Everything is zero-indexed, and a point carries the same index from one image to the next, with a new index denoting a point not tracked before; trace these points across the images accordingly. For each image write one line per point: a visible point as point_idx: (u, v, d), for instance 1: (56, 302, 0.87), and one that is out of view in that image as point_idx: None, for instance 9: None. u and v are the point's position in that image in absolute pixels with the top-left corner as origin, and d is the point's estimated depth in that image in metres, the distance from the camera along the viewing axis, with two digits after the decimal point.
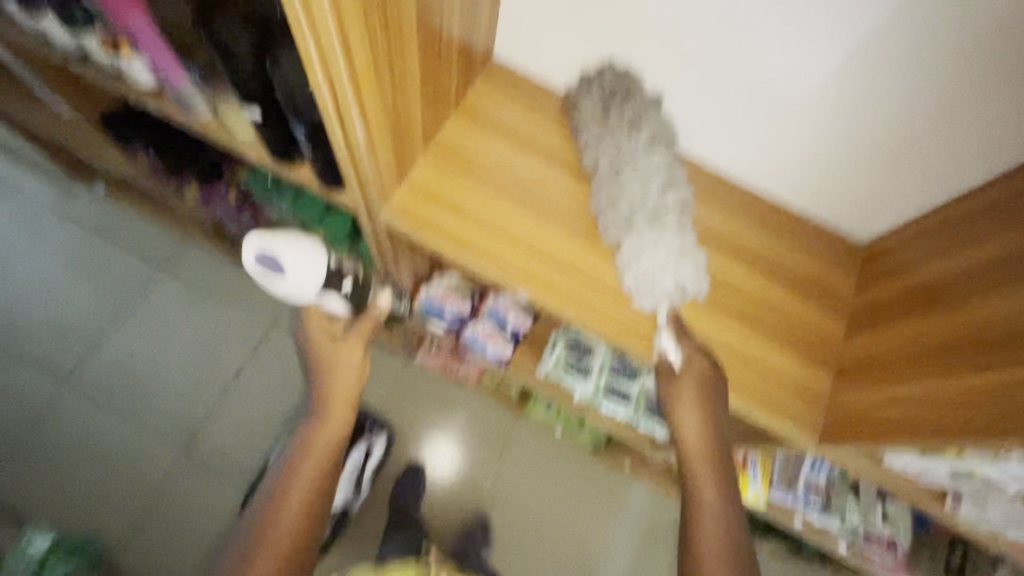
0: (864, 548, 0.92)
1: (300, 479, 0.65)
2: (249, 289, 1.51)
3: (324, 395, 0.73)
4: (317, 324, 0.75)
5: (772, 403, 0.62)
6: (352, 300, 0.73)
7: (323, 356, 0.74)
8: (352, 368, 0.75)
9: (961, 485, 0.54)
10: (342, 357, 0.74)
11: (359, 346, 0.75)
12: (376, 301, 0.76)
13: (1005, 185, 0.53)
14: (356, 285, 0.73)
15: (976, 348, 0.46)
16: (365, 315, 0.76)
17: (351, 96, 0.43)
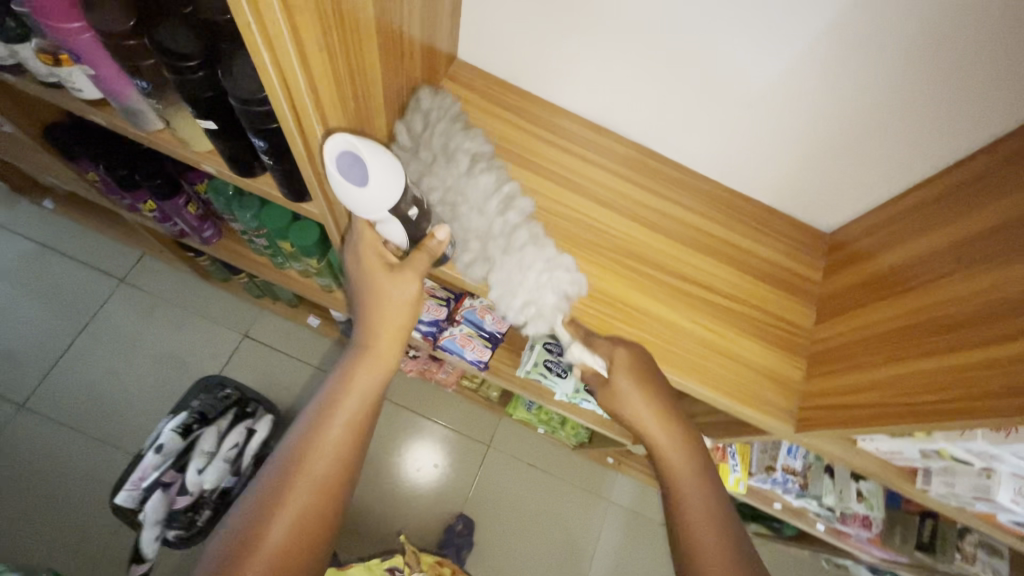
0: (841, 524, 0.98)
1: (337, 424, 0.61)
2: (215, 302, 1.46)
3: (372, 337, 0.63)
4: (370, 247, 0.60)
5: (749, 394, 0.62)
6: (411, 228, 0.58)
7: (374, 286, 0.61)
8: (409, 302, 0.62)
9: (931, 463, 0.56)
10: (396, 291, 0.61)
11: (416, 281, 0.61)
12: (431, 235, 0.60)
13: (961, 173, 0.55)
14: (421, 212, 0.58)
15: (947, 331, 0.48)
16: (420, 248, 0.60)
17: (310, 102, 0.42)
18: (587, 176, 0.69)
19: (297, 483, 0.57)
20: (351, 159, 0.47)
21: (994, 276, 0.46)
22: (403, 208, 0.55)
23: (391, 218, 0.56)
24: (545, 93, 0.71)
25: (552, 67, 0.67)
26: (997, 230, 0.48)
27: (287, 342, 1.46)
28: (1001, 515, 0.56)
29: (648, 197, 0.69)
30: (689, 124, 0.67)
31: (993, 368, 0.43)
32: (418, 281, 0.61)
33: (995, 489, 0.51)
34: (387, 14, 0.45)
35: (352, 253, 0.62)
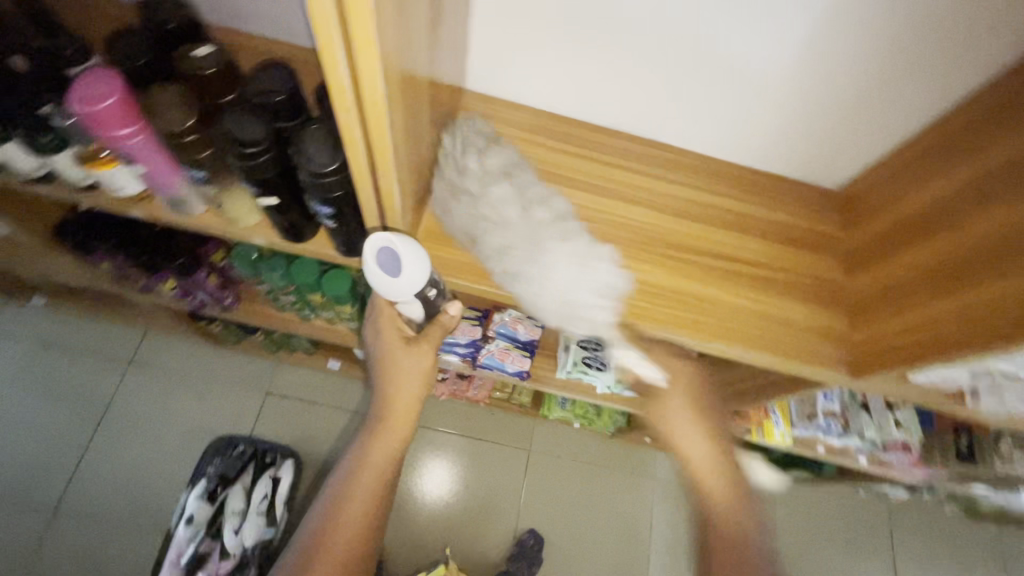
0: (884, 454, 1.04)
1: (360, 492, 0.67)
2: (232, 365, 1.45)
3: (387, 410, 0.70)
4: (389, 325, 0.68)
5: (804, 352, 0.67)
6: (429, 305, 0.64)
7: (390, 365, 0.69)
8: (420, 374, 0.70)
9: (979, 384, 0.62)
10: (407, 368, 0.69)
11: (427, 354, 0.69)
12: (444, 313, 0.67)
13: (959, 120, 0.61)
14: (438, 291, 0.63)
15: (983, 264, 0.53)
16: (434, 322, 0.68)
17: (393, 165, 0.42)
18: (612, 178, 0.72)
19: (331, 545, 0.65)
20: (388, 251, 0.54)
21: None
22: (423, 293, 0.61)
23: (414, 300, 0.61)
24: (556, 106, 0.74)
25: (563, 81, 0.70)
26: (1010, 166, 0.53)
27: (312, 391, 1.45)
28: None
29: (672, 187, 0.73)
30: (699, 113, 0.70)
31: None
32: (432, 352, 0.70)
33: None
34: (433, 63, 0.46)
35: (373, 335, 0.69)
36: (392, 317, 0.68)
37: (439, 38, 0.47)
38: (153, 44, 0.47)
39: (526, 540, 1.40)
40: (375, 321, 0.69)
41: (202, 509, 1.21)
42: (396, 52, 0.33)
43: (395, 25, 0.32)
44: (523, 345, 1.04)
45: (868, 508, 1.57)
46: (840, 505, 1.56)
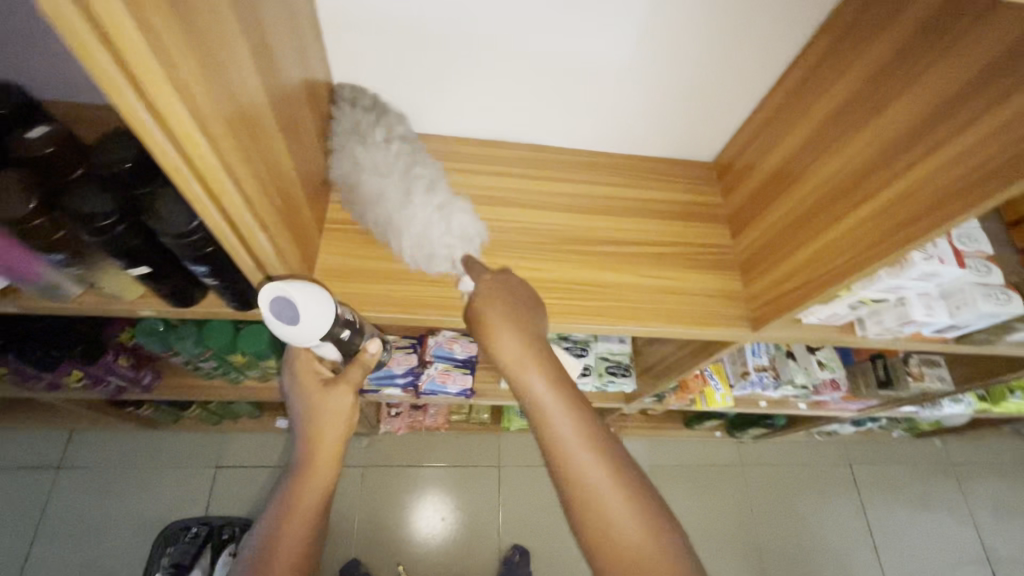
0: (817, 395, 1.11)
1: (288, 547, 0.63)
2: (173, 446, 1.38)
3: (309, 459, 0.67)
4: (308, 369, 0.68)
5: (707, 315, 0.70)
6: (347, 346, 0.60)
7: (311, 408, 0.67)
8: (345, 414, 0.68)
9: (861, 312, 0.67)
10: (330, 408, 0.67)
11: (349, 392, 0.68)
12: (363, 351, 0.67)
13: (791, 81, 0.66)
14: (353, 330, 0.60)
15: (838, 201, 0.57)
16: (354, 361, 0.67)
17: (244, 210, 0.42)
18: (501, 188, 0.74)
19: None
20: (286, 303, 0.51)
21: (873, 127, 0.54)
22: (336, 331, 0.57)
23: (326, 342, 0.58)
24: (436, 129, 0.75)
25: (431, 104, 0.71)
26: (837, 111, 0.59)
27: (264, 454, 1.39)
28: (923, 329, 0.68)
29: (558, 186, 0.76)
30: (572, 116, 0.73)
31: (880, 214, 0.52)
32: (352, 392, 0.68)
33: (911, 310, 0.64)
34: (277, 103, 0.47)
35: (291, 381, 0.69)
36: (310, 365, 0.68)
37: (281, 80, 0.47)
38: None
39: (512, 556, 1.38)
40: (292, 368, 0.69)
41: None
42: (199, 91, 0.34)
43: (188, 66, 0.32)
44: (462, 363, 1.05)
45: (824, 448, 1.66)
46: (799, 451, 1.65)
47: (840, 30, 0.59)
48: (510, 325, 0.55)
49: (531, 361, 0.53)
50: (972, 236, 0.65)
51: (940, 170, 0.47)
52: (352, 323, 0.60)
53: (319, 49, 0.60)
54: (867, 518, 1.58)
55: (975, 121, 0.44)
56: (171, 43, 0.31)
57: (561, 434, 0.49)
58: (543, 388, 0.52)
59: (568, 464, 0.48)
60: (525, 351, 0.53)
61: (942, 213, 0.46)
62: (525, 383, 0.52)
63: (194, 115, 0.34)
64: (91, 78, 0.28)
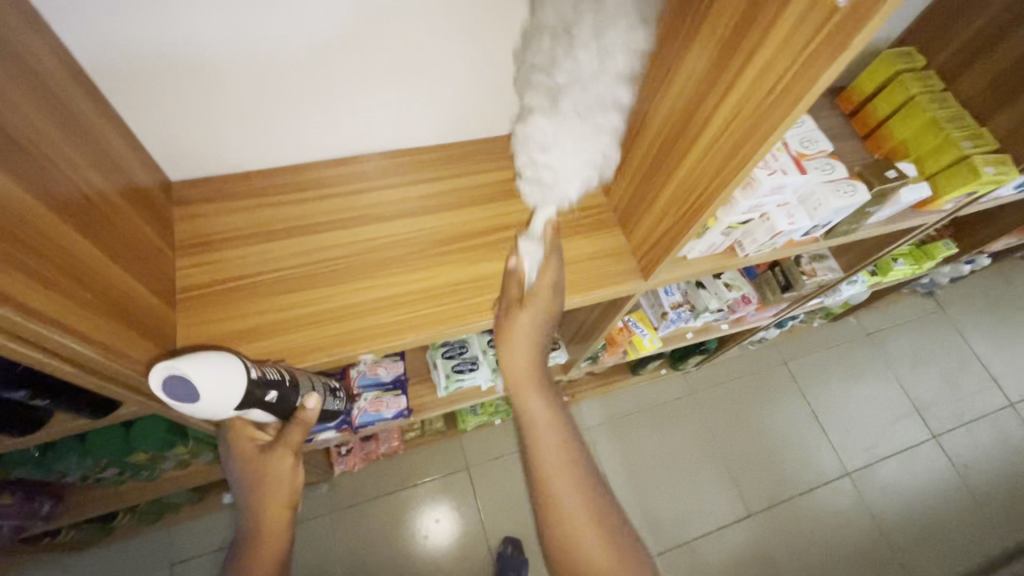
0: (734, 313, 1.17)
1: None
2: (116, 559, 1.26)
3: (257, 521, 0.63)
4: (241, 437, 0.61)
5: (600, 276, 0.71)
6: (279, 405, 0.59)
7: (249, 476, 0.62)
8: (286, 479, 0.63)
9: (735, 235, 0.70)
10: (271, 473, 0.62)
11: (289, 456, 0.61)
12: (303, 409, 0.61)
13: None
14: (282, 388, 0.58)
15: (679, 139, 0.58)
16: (294, 421, 0.61)
17: (22, 317, 0.37)
18: (367, 205, 0.70)
19: None
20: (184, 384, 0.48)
21: (686, 64, 0.54)
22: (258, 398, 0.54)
23: (250, 408, 0.56)
24: (279, 158, 0.70)
25: (262, 137, 0.66)
26: (652, 56, 0.59)
27: (220, 536, 1.30)
28: (794, 235, 0.71)
29: (425, 186, 0.73)
30: (417, 113, 0.70)
31: (713, 145, 0.54)
32: (294, 453, 0.62)
33: (776, 222, 0.66)
34: (43, 189, 0.41)
35: (227, 449, 0.63)
36: (243, 432, 0.61)
37: (45, 161, 0.41)
38: None
39: (505, 550, 1.38)
40: (225, 434, 0.62)
41: None
42: None
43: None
44: (391, 385, 1.02)
45: (759, 355, 1.77)
46: (739, 364, 1.75)
47: None
48: (534, 321, 0.62)
49: (540, 390, 0.65)
50: (811, 138, 0.68)
51: (746, 95, 0.48)
52: (276, 384, 0.57)
53: (101, 106, 0.53)
54: (812, 406, 1.71)
55: (759, 42, 0.45)
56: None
57: (543, 450, 0.63)
58: (544, 413, 0.64)
59: (552, 473, 0.62)
60: (533, 374, 0.65)
61: (761, 133, 0.48)
62: (526, 403, 0.64)
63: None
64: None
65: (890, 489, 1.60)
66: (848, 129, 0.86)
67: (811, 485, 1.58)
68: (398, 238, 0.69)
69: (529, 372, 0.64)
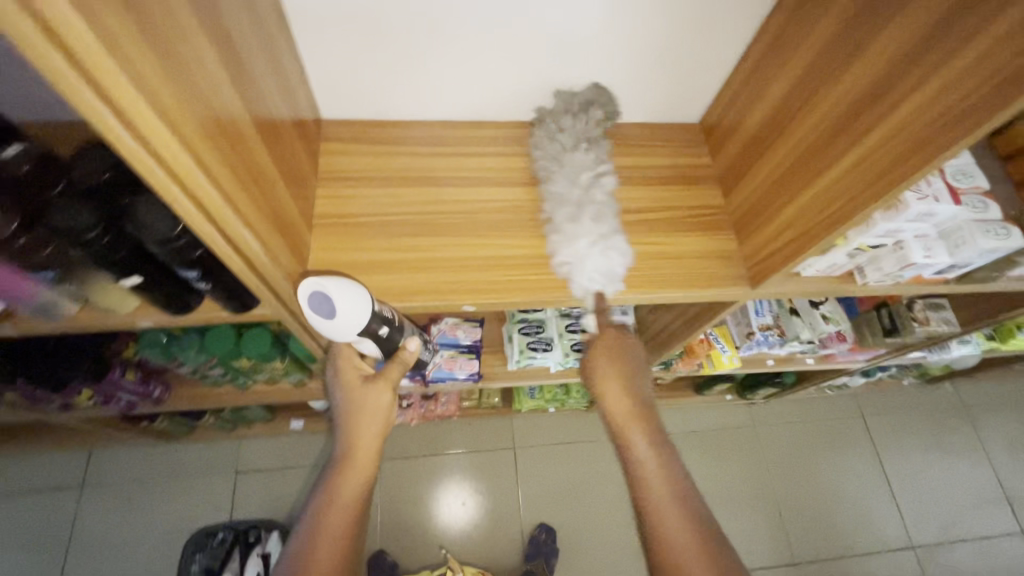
0: (825, 349, 1.11)
1: (326, 544, 0.58)
2: (192, 455, 1.39)
3: (350, 444, 0.64)
4: (348, 364, 0.66)
5: (709, 277, 0.69)
6: (386, 342, 0.63)
7: (349, 401, 0.65)
8: (381, 413, 0.66)
9: (860, 260, 0.67)
10: (369, 403, 0.65)
11: (387, 391, 0.66)
12: (404, 349, 0.66)
13: (772, 28, 0.64)
14: (392, 326, 0.63)
15: (826, 149, 0.56)
16: (395, 359, 0.66)
17: (220, 202, 0.41)
18: (490, 167, 0.73)
19: None
20: (322, 297, 0.57)
21: (856, 71, 0.52)
22: (373, 327, 0.60)
23: (364, 337, 0.61)
24: (418, 113, 0.74)
25: (410, 89, 0.70)
26: (818, 58, 0.57)
27: (281, 457, 1.41)
28: (925, 272, 0.67)
29: None
30: (551, 89, 0.72)
31: (867, 158, 0.51)
32: (390, 390, 0.67)
33: (909, 253, 0.63)
34: (248, 98, 0.46)
35: (332, 375, 0.68)
36: (349, 361, 0.67)
37: (248, 71, 0.46)
38: None
39: (539, 535, 1.40)
40: (333, 360, 0.68)
41: None
42: (162, 85, 0.34)
43: (137, 45, 0.31)
44: (467, 349, 1.05)
45: (835, 402, 1.67)
46: (811, 407, 1.66)
47: None
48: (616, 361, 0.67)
49: (644, 433, 0.62)
50: (967, 172, 0.63)
51: (921, 109, 0.46)
52: (390, 320, 0.62)
53: (287, 37, 0.59)
54: (884, 468, 1.59)
55: (955, 53, 0.43)
56: (113, 21, 0.29)
57: (652, 484, 0.58)
58: (648, 454, 0.61)
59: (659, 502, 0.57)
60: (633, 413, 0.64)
61: (929, 150, 0.45)
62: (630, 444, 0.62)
63: (156, 105, 0.33)
64: (43, 74, 0.27)
65: (960, 575, 1.46)
66: (1003, 171, 0.79)
67: (869, 549, 1.48)
68: (515, 204, 0.71)
69: (630, 411, 0.64)
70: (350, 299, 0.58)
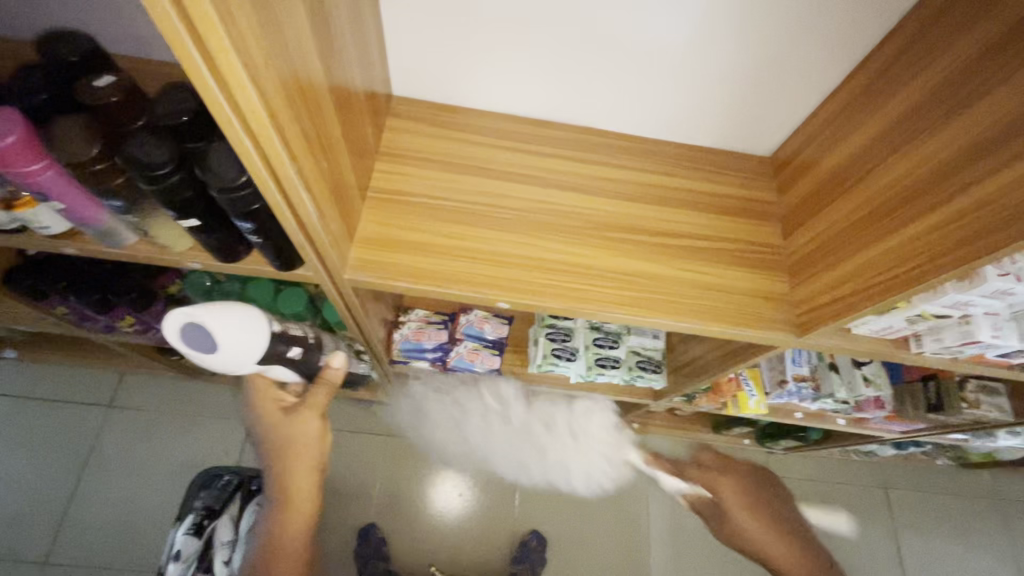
0: (859, 412, 1.05)
1: (287, 546, 0.74)
2: (213, 396, 1.45)
3: (285, 470, 0.72)
4: (266, 396, 0.72)
5: (753, 317, 0.66)
6: (306, 365, 0.71)
7: (279, 434, 0.72)
8: (310, 441, 0.72)
9: (919, 327, 0.63)
10: (296, 431, 0.72)
11: (315, 417, 0.72)
12: (330, 365, 0.72)
13: (870, 69, 0.61)
14: (307, 347, 0.70)
15: (906, 204, 0.53)
16: (320, 380, 0.72)
17: (286, 157, 0.42)
18: (548, 168, 0.72)
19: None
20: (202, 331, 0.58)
21: (956, 128, 0.49)
22: (279, 349, 0.66)
23: (276, 362, 0.67)
24: (487, 105, 0.74)
25: (484, 77, 0.70)
26: (915, 108, 0.54)
27: None
28: (987, 352, 0.63)
29: (606, 170, 0.74)
30: (625, 100, 0.71)
31: (949, 221, 0.48)
32: (318, 416, 0.72)
33: (976, 330, 0.59)
34: (329, 61, 0.47)
35: (252, 410, 0.73)
36: (268, 393, 0.72)
37: (333, 36, 0.47)
38: (56, 80, 0.47)
39: (530, 541, 1.38)
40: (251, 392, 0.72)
41: (190, 542, 1.12)
42: (255, 38, 0.34)
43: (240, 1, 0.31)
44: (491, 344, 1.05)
45: (859, 468, 1.59)
46: (833, 468, 1.58)
47: (934, 14, 0.54)
48: None
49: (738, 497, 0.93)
50: None
51: (1021, 180, 0.42)
52: (302, 343, 0.69)
53: (375, 9, 0.60)
54: (899, 548, 1.51)
55: None
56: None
57: None
58: None
59: None
60: None
61: (1021, 224, 0.41)
62: None
63: (246, 58, 0.34)
64: (149, 13, 0.29)
65: None
66: None
67: None
68: (567, 208, 0.70)
69: None
70: (234, 331, 0.59)
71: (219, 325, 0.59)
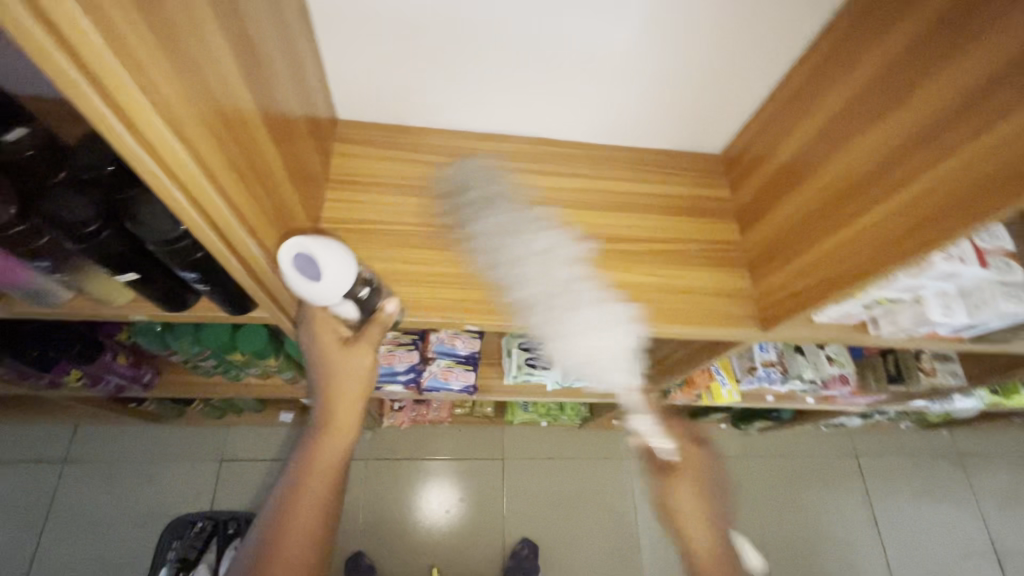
0: (826, 390, 1.09)
1: (311, 501, 0.55)
2: (178, 439, 1.38)
3: (326, 407, 0.57)
4: (324, 326, 0.55)
5: (718, 316, 0.67)
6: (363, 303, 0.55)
7: (326, 361, 0.56)
8: (361, 377, 0.57)
9: (874, 311, 0.65)
10: (348, 364, 0.56)
11: (370, 355, 0.57)
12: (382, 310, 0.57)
13: (809, 63, 0.63)
14: (372, 287, 0.56)
15: (856, 196, 0.54)
16: (373, 321, 0.57)
17: (218, 198, 0.39)
18: (504, 183, 0.72)
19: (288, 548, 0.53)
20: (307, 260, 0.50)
21: (897, 119, 0.51)
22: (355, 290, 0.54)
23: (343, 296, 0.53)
24: (436, 123, 0.73)
25: (430, 97, 0.69)
26: (858, 100, 0.56)
27: (266, 448, 1.39)
28: (940, 329, 0.65)
29: (562, 181, 0.73)
30: (574, 110, 0.71)
31: (898, 211, 0.49)
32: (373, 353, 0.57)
33: (928, 310, 0.61)
34: (257, 92, 0.45)
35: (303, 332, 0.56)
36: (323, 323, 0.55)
37: (263, 67, 0.46)
38: None
39: (521, 550, 1.37)
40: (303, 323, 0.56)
41: None
42: (158, 69, 0.32)
43: (145, 45, 0.30)
44: (464, 359, 1.03)
45: (829, 439, 1.65)
46: (806, 442, 1.64)
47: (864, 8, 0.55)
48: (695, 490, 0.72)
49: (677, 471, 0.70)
50: (993, 232, 0.60)
51: (961, 169, 0.44)
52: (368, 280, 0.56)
53: (309, 38, 0.58)
54: (874, 512, 1.58)
55: (1006, 115, 0.41)
56: (127, 27, 0.29)
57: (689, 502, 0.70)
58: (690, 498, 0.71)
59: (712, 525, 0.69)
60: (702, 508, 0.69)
61: (965, 213, 0.43)
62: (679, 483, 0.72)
63: (150, 91, 0.31)
64: (67, 97, 0.28)
65: None
66: None
67: None
68: (526, 224, 0.69)
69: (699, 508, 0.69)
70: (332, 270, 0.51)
71: (326, 259, 0.51)
